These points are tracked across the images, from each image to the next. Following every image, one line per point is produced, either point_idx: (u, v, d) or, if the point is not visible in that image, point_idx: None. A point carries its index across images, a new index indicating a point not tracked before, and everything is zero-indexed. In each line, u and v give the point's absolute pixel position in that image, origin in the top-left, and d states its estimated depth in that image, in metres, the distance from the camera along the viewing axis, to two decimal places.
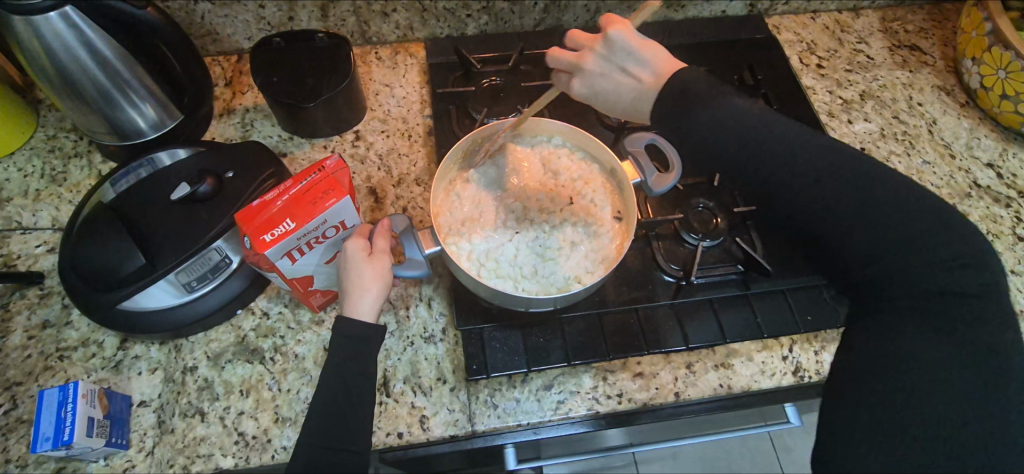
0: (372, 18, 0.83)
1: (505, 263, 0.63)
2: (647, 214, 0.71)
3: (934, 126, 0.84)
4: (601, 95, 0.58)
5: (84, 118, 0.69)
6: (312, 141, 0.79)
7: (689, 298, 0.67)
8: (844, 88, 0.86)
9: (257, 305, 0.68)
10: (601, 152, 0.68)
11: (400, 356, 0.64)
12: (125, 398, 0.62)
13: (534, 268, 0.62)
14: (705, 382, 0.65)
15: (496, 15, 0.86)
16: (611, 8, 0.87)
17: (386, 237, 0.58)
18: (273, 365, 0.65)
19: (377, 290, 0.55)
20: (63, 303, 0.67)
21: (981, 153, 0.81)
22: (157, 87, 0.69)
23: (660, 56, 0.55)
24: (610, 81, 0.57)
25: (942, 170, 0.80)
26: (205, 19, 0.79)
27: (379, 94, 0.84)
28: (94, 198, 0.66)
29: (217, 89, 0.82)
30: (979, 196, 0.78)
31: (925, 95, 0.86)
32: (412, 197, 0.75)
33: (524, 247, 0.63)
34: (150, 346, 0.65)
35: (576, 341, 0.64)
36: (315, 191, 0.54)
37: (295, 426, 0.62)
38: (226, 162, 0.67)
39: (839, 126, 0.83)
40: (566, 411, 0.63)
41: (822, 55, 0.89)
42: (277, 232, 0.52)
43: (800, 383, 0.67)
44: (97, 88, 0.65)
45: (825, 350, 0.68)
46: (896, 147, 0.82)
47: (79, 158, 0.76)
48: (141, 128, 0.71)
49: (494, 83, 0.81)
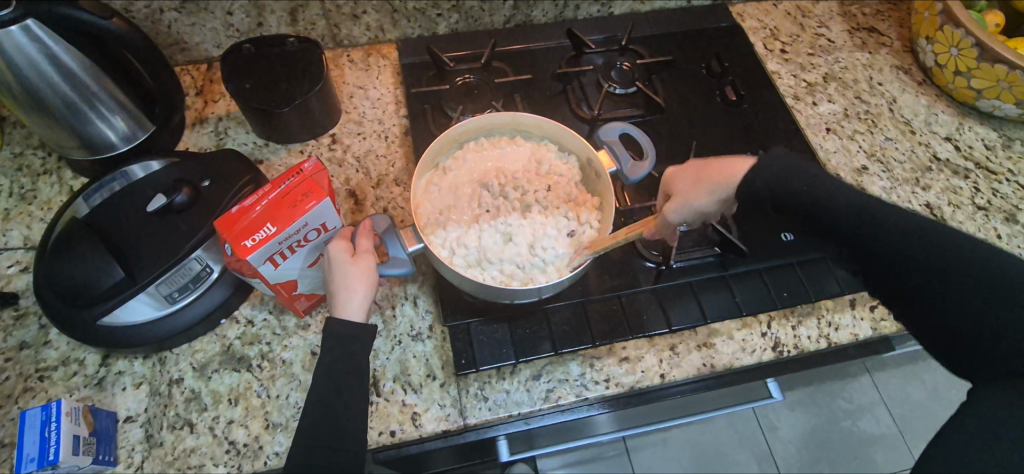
0: (343, 21, 0.83)
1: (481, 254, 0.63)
2: (625, 202, 0.73)
3: (894, 104, 0.87)
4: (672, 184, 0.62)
5: (53, 132, 0.68)
6: (288, 146, 0.79)
7: (670, 282, 0.69)
8: (808, 71, 0.89)
9: (241, 313, 0.68)
10: (577, 143, 0.69)
11: (388, 356, 0.65)
12: (111, 414, 0.61)
13: (497, 255, 0.63)
14: (689, 362, 0.67)
15: (467, 13, 0.87)
16: (579, 2, 0.89)
17: (368, 238, 0.58)
18: (260, 372, 0.65)
19: (363, 290, 0.55)
20: (40, 324, 0.66)
21: (939, 128, 0.85)
22: (127, 98, 0.68)
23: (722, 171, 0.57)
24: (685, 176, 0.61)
25: (904, 145, 0.83)
26: (172, 29, 0.78)
27: (353, 97, 0.84)
28: (67, 215, 0.65)
29: (188, 99, 0.81)
30: (939, 169, 0.81)
31: (884, 75, 0.89)
32: (392, 198, 0.76)
33: (490, 235, 0.64)
34: (134, 360, 0.65)
35: (561, 330, 0.65)
36: (295, 195, 0.54)
37: (286, 431, 0.62)
38: (203, 172, 0.66)
39: (804, 108, 0.86)
40: (556, 399, 0.64)
41: (785, 40, 0.92)
42: (258, 237, 0.52)
43: (780, 358, 0.69)
44: (66, 102, 0.64)
45: (802, 324, 0.70)
46: (859, 126, 0.84)
47: (49, 175, 0.75)
48: (112, 141, 0.70)
49: (468, 81, 0.81)
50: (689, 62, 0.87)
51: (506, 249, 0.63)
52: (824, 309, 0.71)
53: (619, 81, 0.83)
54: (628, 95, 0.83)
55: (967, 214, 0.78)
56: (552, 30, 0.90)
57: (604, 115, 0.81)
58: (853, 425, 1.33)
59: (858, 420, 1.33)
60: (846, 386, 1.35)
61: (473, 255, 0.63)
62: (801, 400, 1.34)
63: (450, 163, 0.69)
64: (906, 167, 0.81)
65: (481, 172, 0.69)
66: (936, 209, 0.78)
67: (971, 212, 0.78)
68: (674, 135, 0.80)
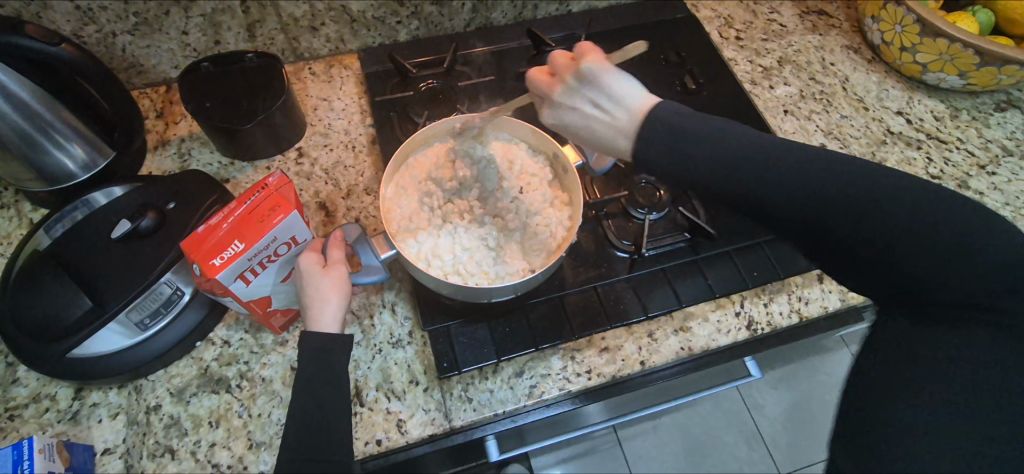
0: (301, 34, 0.83)
1: (449, 260, 0.64)
2: (594, 194, 0.74)
3: (847, 83, 0.90)
4: (567, 123, 0.58)
5: (6, 165, 0.66)
6: (253, 163, 0.78)
7: (643, 270, 0.70)
8: (763, 56, 0.92)
9: (216, 335, 0.67)
10: (542, 141, 0.70)
11: (370, 365, 0.65)
12: (87, 448, 0.60)
13: (469, 245, 0.65)
14: (668, 347, 0.68)
15: (426, 19, 0.87)
16: (537, 1, 0.90)
17: (340, 248, 0.59)
18: (240, 392, 0.64)
19: (338, 300, 0.55)
20: (7, 361, 0.64)
21: (890, 103, 0.88)
22: (82, 125, 0.67)
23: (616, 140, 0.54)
24: (578, 114, 0.57)
25: (859, 121, 0.86)
26: (126, 52, 0.77)
27: (317, 109, 0.83)
28: (28, 248, 0.63)
29: (148, 122, 0.80)
30: (893, 142, 0.84)
31: (836, 55, 0.92)
32: (363, 207, 0.76)
33: (459, 227, 0.66)
34: (108, 391, 0.63)
35: (541, 326, 0.66)
36: (262, 210, 0.54)
37: (270, 449, 0.61)
38: (167, 194, 0.66)
39: (762, 93, 0.88)
40: (540, 394, 0.65)
41: (739, 28, 0.94)
42: (227, 255, 0.52)
43: (755, 336, 0.70)
44: (17, 132, 0.62)
45: (774, 301, 0.72)
46: (815, 106, 0.87)
47: (7, 209, 0.73)
48: (71, 171, 0.68)
49: (431, 86, 0.82)
50: (648, 54, 0.89)
51: (471, 229, 0.66)
52: (794, 285, 0.73)
53: None
54: None
55: None
56: (512, 30, 0.90)
57: None
58: (835, 397, 1.36)
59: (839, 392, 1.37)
60: (826, 360, 1.39)
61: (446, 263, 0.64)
62: (784, 377, 1.37)
63: (416, 163, 0.70)
64: (862, 142, 0.84)
65: (442, 161, 0.69)
66: None
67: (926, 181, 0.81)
68: None
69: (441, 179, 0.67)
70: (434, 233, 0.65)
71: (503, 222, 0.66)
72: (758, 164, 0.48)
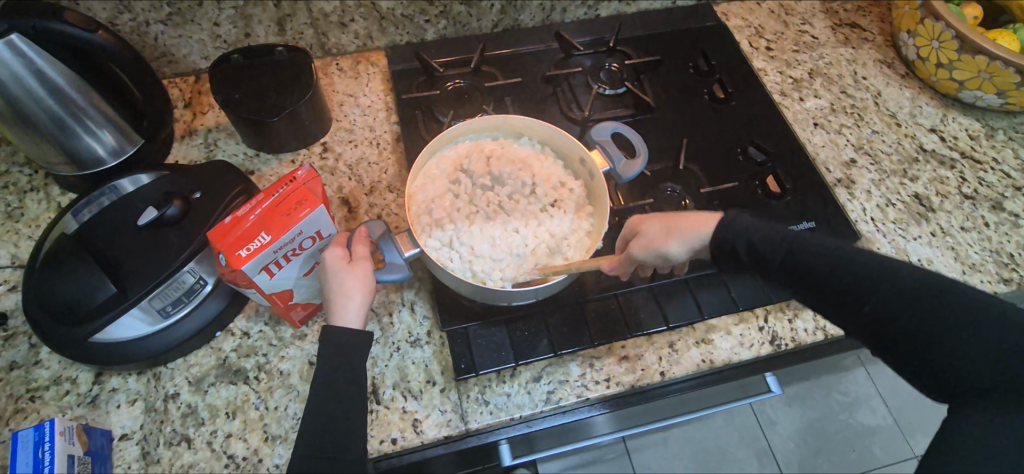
0: (331, 29, 0.83)
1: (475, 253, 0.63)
2: (618, 201, 0.73)
3: (879, 98, 0.88)
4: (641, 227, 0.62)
5: (39, 148, 0.67)
6: (278, 156, 0.79)
7: (666, 279, 0.69)
8: (793, 67, 0.90)
9: (236, 325, 0.67)
10: (568, 144, 0.69)
11: (387, 363, 0.64)
12: (105, 433, 0.60)
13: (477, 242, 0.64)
14: (689, 359, 0.67)
15: (455, 19, 0.87)
16: (566, 5, 0.89)
17: (364, 244, 0.58)
18: (258, 384, 0.64)
19: (362, 296, 0.55)
20: (30, 343, 0.65)
21: (924, 120, 0.86)
22: (115, 112, 0.67)
23: (697, 226, 0.58)
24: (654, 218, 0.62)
25: (890, 138, 0.84)
26: (158, 41, 0.78)
27: (343, 105, 0.83)
28: (56, 231, 0.64)
29: (176, 111, 0.81)
30: (926, 160, 0.83)
31: (868, 69, 0.91)
32: (385, 204, 0.76)
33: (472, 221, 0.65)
34: (127, 377, 0.64)
35: (561, 331, 0.66)
36: (289, 202, 0.54)
37: (286, 443, 0.61)
38: (193, 184, 0.66)
39: (791, 104, 0.87)
40: (557, 401, 0.64)
41: (769, 38, 0.93)
42: (253, 246, 0.52)
43: (778, 352, 0.69)
44: (54, 117, 0.63)
45: (798, 317, 0.70)
46: (845, 120, 0.86)
47: (36, 191, 0.74)
48: (100, 156, 0.69)
49: (458, 86, 0.82)
50: (676, 61, 0.88)
51: (478, 220, 0.65)
52: None
53: (608, 82, 0.84)
54: (618, 96, 0.84)
55: (954, 203, 0.79)
56: (540, 33, 0.90)
57: (595, 116, 0.81)
58: (850, 418, 1.34)
59: (853, 413, 1.34)
60: (842, 379, 1.36)
61: (466, 253, 0.63)
62: (799, 394, 1.35)
63: (444, 157, 0.70)
64: (894, 159, 0.83)
65: (472, 158, 0.69)
66: (925, 199, 0.79)
67: (959, 201, 0.79)
68: (666, 133, 0.81)
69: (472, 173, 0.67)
70: (453, 225, 0.64)
71: (529, 226, 0.65)
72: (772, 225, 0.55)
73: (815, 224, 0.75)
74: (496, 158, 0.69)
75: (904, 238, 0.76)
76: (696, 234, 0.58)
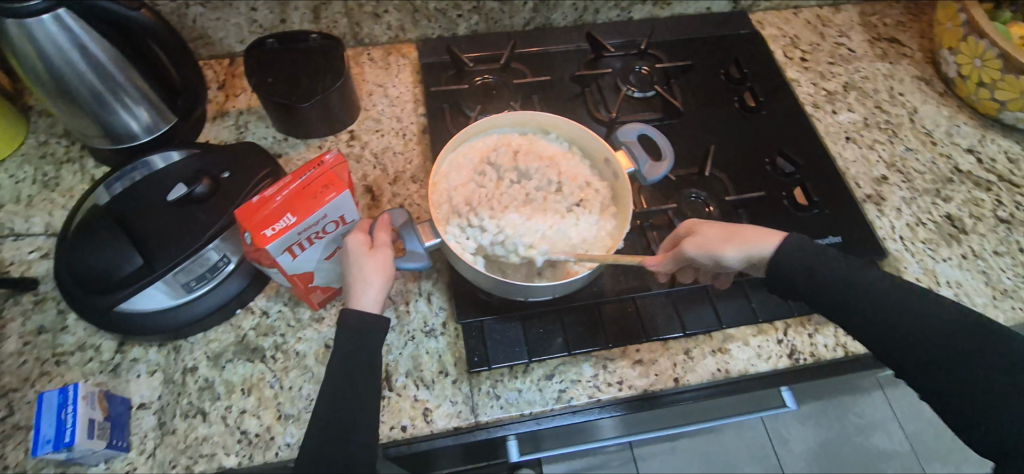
0: (364, 20, 0.84)
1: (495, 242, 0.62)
2: (641, 204, 0.73)
3: (915, 115, 0.86)
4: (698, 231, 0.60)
5: (77, 122, 0.69)
6: (306, 141, 0.80)
7: (685, 286, 0.68)
8: (827, 80, 0.89)
9: (256, 304, 0.68)
10: (594, 144, 0.69)
11: (401, 351, 0.65)
12: (125, 401, 0.61)
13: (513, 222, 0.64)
14: (704, 367, 0.66)
15: (487, 15, 0.87)
16: (599, 6, 0.89)
17: (386, 232, 0.59)
18: (274, 363, 0.65)
19: (381, 283, 0.55)
20: (58, 309, 0.66)
21: (961, 140, 0.84)
22: (151, 90, 0.69)
23: (762, 241, 0.57)
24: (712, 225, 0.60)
25: (924, 156, 0.82)
26: (197, 23, 0.79)
27: (372, 95, 0.84)
28: (89, 202, 0.66)
29: (210, 93, 0.82)
30: (961, 181, 0.80)
31: (905, 85, 0.89)
32: (408, 195, 0.76)
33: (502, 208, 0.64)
34: (149, 348, 0.65)
35: (576, 331, 0.65)
36: (316, 186, 0.54)
37: (298, 423, 0.62)
38: (223, 163, 0.67)
39: (823, 117, 0.85)
40: (568, 400, 0.64)
41: (804, 49, 0.92)
42: (278, 227, 0.52)
43: (796, 366, 0.68)
44: (93, 91, 0.65)
45: (819, 332, 0.69)
46: (879, 136, 0.84)
47: (72, 163, 0.76)
48: (134, 132, 0.71)
49: (486, 81, 0.82)
50: (708, 67, 0.88)
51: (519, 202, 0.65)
52: None
53: (637, 85, 0.83)
54: (646, 99, 0.83)
55: (989, 226, 0.77)
56: (572, 33, 0.90)
57: (622, 118, 0.81)
58: (865, 441, 1.31)
59: (868, 436, 1.31)
60: (859, 402, 1.33)
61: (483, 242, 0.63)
62: (813, 413, 1.32)
63: (469, 148, 0.70)
64: (927, 178, 0.81)
65: (499, 151, 0.69)
66: (957, 221, 0.77)
67: (994, 224, 0.77)
68: (694, 139, 0.80)
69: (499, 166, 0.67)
70: (475, 213, 0.64)
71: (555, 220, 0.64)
72: (831, 258, 0.55)
73: (843, 240, 0.73)
74: (526, 151, 0.69)
75: (933, 259, 0.74)
76: (755, 248, 0.57)
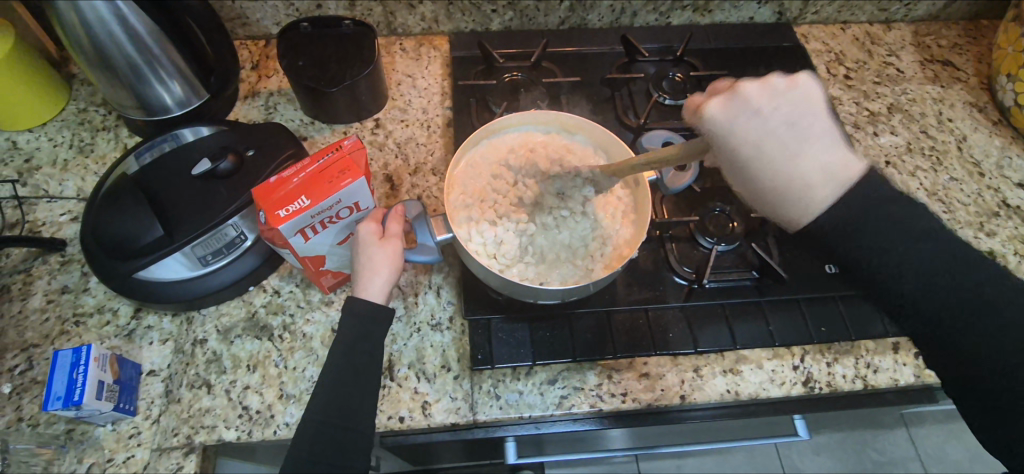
0: (399, 9, 0.84)
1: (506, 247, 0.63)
2: (662, 214, 0.70)
3: (964, 142, 0.82)
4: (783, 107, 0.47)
5: (114, 92, 0.71)
6: (332, 126, 0.80)
7: (701, 302, 0.66)
8: (872, 100, 0.85)
9: (269, 283, 0.69)
10: (618, 149, 0.68)
11: (406, 342, 0.65)
12: (136, 366, 0.63)
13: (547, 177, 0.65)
14: (713, 387, 0.64)
15: (522, 12, 0.86)
16: (637, 9, 0.87)
17: (399, 222, 0.59)
18: (281, 342, 0.65)
19: (389, 272, 0.55)
20: (82, 271, 0.69)
21: (1012, 173, 0.79)
22: (186, 65, 0.71)
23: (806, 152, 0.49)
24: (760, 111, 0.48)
25: (970, 187, 0.78)
26: (235, 3, 0.81)
27: (401, 85, 0.84)
28: (119, 170, 0.67)
29: (243, 72, 0.84)
30: (1008, 216, 0.76)
31: (956, 111, 0.84)
32: (427, 187, 0.76)
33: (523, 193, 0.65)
34: (163, 317, 0.67)
35: (584, 337, 0.64)
36: (333, 170, 0.55)
37: (298, 403, 0.62)
38: (248, 142, 0.68)
39: (863, 138, 0.81)
40: (569, 407, 0.62)
41: (850, 66, 0.88)
42: (292, 208, 0.53)
43: (811, 395, 0.65)
44: (130, 63, 0.67)
45: (838, 362, 0.66)
46: (922, 162, 0.80)
47: (107, 131, 0.78)
48: (167, 105, 0.73)
49: (515, 79, 0.81)
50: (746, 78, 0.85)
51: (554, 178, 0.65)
52: (864, 349, 0.67)
53: (669, 92, 0.81)
54: (678, 107, 0.81)
55: None
56: (607, 35, 0.88)
57: (651, 125, 0.79)
58: None
59: None
60: (880, 437, 1.28)
61: (493, 248, 0.63)
62: (829, 444, 1.27)
63: (489, 146, 0.70)
64: (971, 210, 0.76)
65: (520, 151, 0.69)
66: (1000, 258, 0.73)
67: None
68: None
69: (518, 166, 0.67)
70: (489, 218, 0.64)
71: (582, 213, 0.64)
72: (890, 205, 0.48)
73: None
74: (549, 150, 0.69)
75: None
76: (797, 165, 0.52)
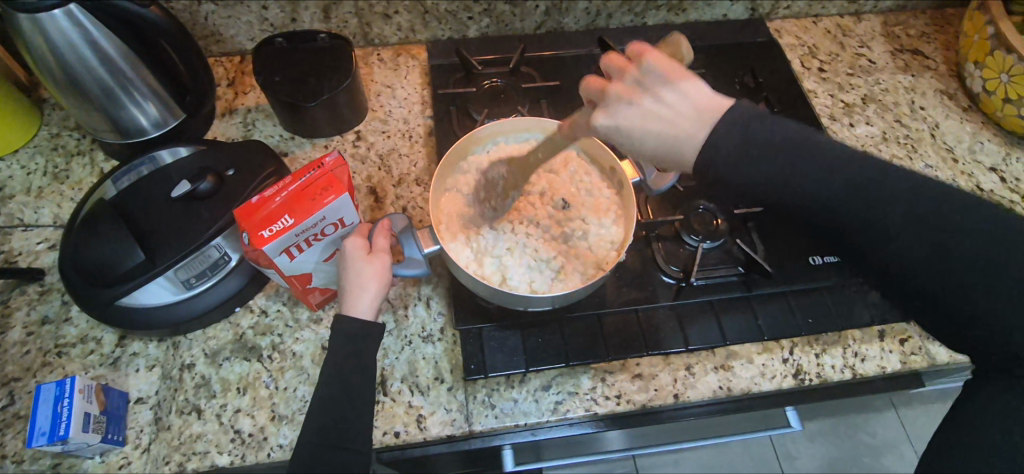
0: (375, 20, 0.84)
1: (512, 271, 0.63)
2: (647, 214, 0.71)
3: (936, 130, 0.83)
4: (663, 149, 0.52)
5: (87, 116, 0.70)
6: (313, 141, 0.80)
7: (690, 299, 0.67)
8: (846, 91, 0.86)
9: (255, 303, 0.68)
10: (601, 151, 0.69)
11: (398, 356, 0.64)
12: (122, 395, 0.62)
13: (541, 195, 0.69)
14: (705, 384, 0.65)
15: (498, 17, 0.86)
16: (612, 10, 0.87)
17: (386, 236, 0.58)
18: (271, 363, 0.65)
19: (377, 288, 0.55)
20: (63, 300, 0.67)
21: (984, 157, 0.81)
22: (160, 86, 0.69)
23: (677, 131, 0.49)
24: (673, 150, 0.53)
25: (945, 173, 0.80)
26: (208, 21, 0.80)
27: (380, 95, 0.84)
28: (96, 195, 0.66)
29: (219, 89, 0.83)
30: None
31: (928, 99, 0.86)
32: (411, 197, 0.76)
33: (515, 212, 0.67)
34: (149, 343, 0.65)
35: (574, 341, 0.64)
36: (316, 187, 0.54)
37: (291, 424, 0.62)
38: (227, 161, 0.67)
39: (840, 129, 0.83)
40: (564, 412, 0.62)
41: (823, 59, 0.89)
42: (276, 228, 0.52)
43: (801, 386, 0.66)
44: (101, 86, 0.65)
45: (826, 353, 0.67)
46: (897, 151, 0.81)
47: (82, 156, 0.77)
48: (143, 127, 0.71)
49: (495, 85, 0.81)
50: (722, 76, 0.86)
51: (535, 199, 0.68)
52: (851, 338, 0.68)
53: None
54: None
55: None
56: (583, 37, 0.89)
57: None
58: (876, 463, 1.27)
59: (882, 457, 1.28)
60: (871, 421, 1.30)
61: (502, 272, 0.63)
62: (822, 430, 1.30)
63: (461, 176, 0.70)
64: None
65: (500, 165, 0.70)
66: None
67: None
68: None
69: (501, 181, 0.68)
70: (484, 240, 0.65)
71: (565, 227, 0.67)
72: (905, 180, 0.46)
73: None
74: None
75: None
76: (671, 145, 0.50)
